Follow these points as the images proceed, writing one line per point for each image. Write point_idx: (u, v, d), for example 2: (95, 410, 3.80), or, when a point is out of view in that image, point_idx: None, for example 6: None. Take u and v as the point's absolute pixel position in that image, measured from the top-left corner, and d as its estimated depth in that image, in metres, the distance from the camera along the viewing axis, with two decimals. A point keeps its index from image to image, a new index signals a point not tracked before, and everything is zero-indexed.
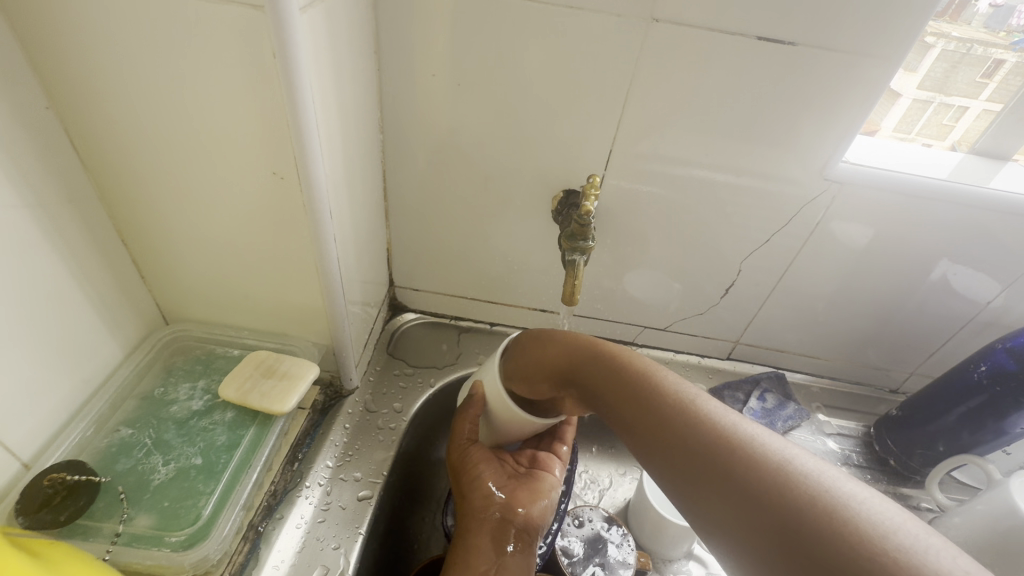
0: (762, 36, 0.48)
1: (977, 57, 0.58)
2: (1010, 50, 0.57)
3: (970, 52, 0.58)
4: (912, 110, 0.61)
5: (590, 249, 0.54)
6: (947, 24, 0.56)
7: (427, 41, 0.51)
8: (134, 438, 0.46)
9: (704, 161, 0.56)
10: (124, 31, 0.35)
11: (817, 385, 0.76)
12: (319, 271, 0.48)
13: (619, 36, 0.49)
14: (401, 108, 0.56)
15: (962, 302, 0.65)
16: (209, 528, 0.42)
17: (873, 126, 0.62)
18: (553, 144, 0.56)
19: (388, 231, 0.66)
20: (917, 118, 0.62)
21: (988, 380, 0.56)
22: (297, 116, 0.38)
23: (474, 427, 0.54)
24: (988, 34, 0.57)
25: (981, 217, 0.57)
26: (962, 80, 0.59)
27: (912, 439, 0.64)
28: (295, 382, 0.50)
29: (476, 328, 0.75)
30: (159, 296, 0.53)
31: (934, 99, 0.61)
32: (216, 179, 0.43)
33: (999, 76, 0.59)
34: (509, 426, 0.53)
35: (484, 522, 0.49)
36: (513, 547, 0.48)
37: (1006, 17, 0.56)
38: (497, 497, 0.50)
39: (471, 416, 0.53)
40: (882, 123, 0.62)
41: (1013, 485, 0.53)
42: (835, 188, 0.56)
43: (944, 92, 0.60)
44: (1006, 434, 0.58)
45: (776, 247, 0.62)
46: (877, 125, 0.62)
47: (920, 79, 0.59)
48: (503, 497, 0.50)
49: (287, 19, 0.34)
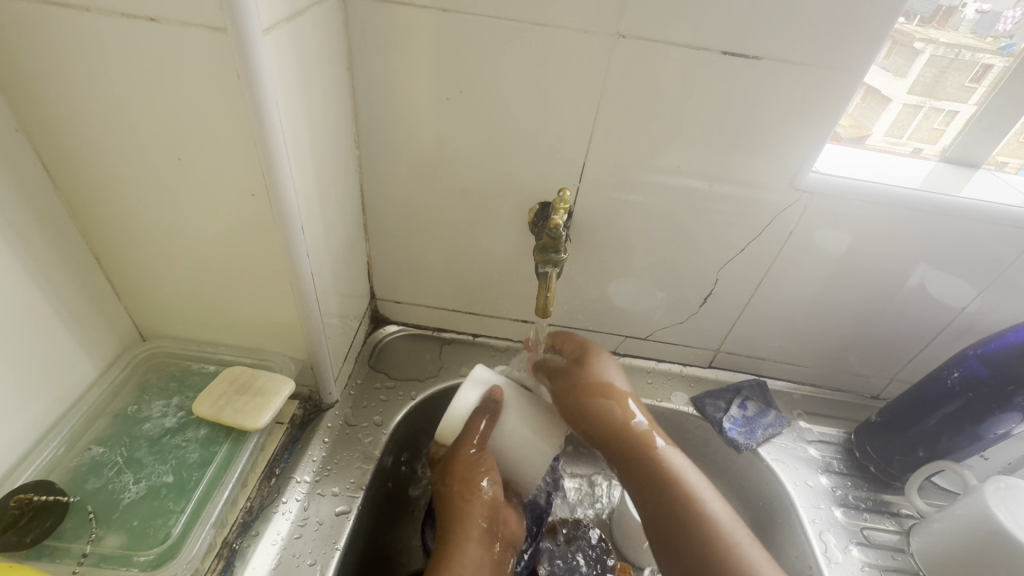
0: (728, 51, 0.49)
1: (965, 63, 0.58)
2: (998, 55, 0.57)
3: (958, 57, 0.58)
4: (901, 116, 0.62)
5: (563, 262, 0.54)
6: (935, 31, 0.57)
7: (400, 57, 0.52)
8: (105, 457, 0.46)
9: (678, 170, 0.57)
10: (90, 55, 0.36)
11: (798, 393, 0.76)
12: (293, 287, 0.49)
13: (588, 50, 0.50)
14: (376, 123, 0.57)
15: (939, 308, 0.65)
16: (178, 547, 0.42)
17: (864, 130, 0.63)
18: (528, 157, 0.57)
19: (367, 244, 0.66)
20: (909, 122, 0.62)
21: (962, 387, 0.57)
22: (263, 135, 0.39)
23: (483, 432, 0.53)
24: (975, 39, 0.57)
25: (951, 225, 0.58)
26: (951, 86, 0.60)
27: (891, 445, 0.64)
28: (269, 398, 0.50)
29: (459, 339, 0.75)
30: (135, 313, 0.53)
31: (924, 103, 0.61)
32: (187, 197, 0.44)
33: (988, 81, 0.59)
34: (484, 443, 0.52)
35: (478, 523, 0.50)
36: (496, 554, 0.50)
37: (993, 23, 0.56)
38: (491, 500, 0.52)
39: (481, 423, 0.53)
40: (873, 128, 0.63)
41: (987, 490, 0.53)
42: (806, 198, 0.57)
43: (934, 96, 0.61)
44: (981, 440, 0.58)
45: (752, 255, 0.63)
46: (868, 130, 0.63)
47: (910, 84, 0.60)
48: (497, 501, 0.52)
49: (250, 42, 0.34)
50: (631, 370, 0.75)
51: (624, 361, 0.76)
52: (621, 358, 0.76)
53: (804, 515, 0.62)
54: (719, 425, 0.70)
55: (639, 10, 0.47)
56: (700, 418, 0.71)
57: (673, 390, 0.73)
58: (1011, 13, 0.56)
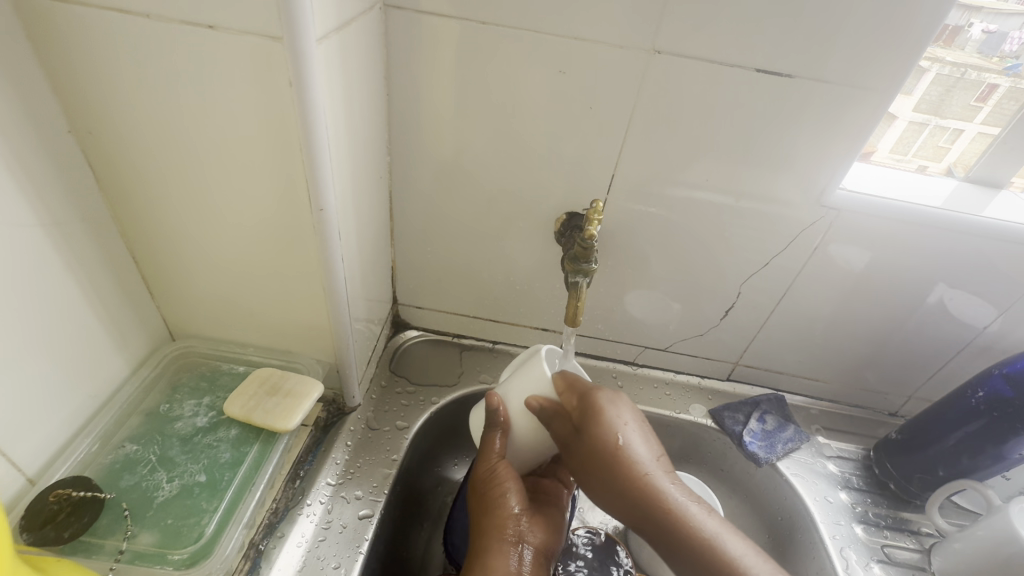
0: (762, 68, 0.49)
1: (972, 82, 0.59)
2: (1004, 75, 0.58)
3: (964, 76, 0.59)
4: (907, 133, 0.63)
5: (592, 272, 0.54)
6: (941, 50, 0.57)
7: (436, 68, 0.53)
8: (138, 454, 0.46)
9: (705, 184, 0.57)
10: (149, 61, 0.37)
11: (816, 408, 0.76)
12: (326, 290, 0.49)
13: (622, 65, 0.50)
14: (408, 131, 0.57)
15: (961, 327, 0.66)
16: (211, 546, 0.42)
17: (870, 147, 0.63)
18: (558, 166, 0.58)
19: (393, 250, 0.67)
20: (914, 140, 0.63)
21: (986, 406, 0.57)
22: (311, 142, 0.39)
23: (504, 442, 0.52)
24: (982, 59, 0.58)
25: (976, 245, 0.58)
26: (957, 104, 0.60)
27: (912, 463, 0.64)
28: (299, 400, 0.51)
29: (478, 346, 0.75)
30: (167, 313, 0.53)
31: (929, 121, 0.62)
32: (229, 201, 0.44)
33: (994, 100, 0.59)
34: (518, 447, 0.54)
35: (503, 541, 0.47)
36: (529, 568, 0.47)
37: (999, 43, 0.57)
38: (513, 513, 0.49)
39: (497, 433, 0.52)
40: (878, 145, 0.63)
41: (1011, 511, 0.53)
42: (833, 214, 0.58)
43: (939, 114, 0.61)
44: (1004, 460, 0.58)
45: (776, 269, 0.63)
46: (874, 146, 0.63)
47: (916, 102, 0.60)
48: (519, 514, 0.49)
49: (305, 51, 0.35)
50: (650, 381, 0.75)
51: (642, 371, 0.76)
52: (640, 369, 0.76)
53: (824, 531, 0.62)
54: (737, 438, 0.70)
55: (674, 27, 0.48)
56: (719, 431, 0.71)
57: (691, 402, 0.74)
58: (1016, 35, 0.57)
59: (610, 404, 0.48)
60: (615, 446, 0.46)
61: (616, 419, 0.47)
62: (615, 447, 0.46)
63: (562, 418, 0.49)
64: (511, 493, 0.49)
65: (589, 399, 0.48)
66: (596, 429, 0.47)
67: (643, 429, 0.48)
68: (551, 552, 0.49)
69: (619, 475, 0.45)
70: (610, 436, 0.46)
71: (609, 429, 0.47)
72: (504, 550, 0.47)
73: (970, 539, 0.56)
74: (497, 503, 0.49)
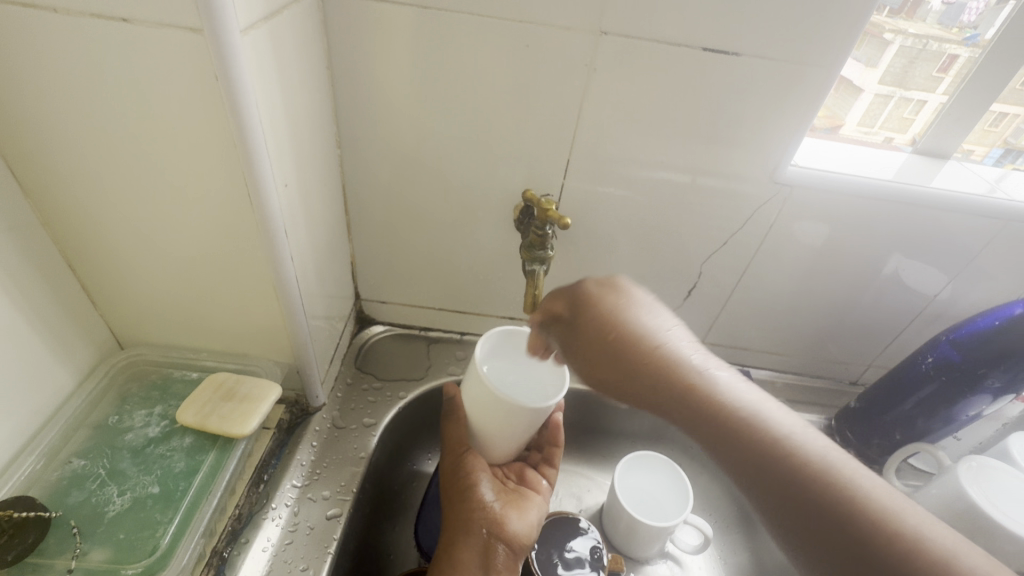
0: (708, 46, 0.49)
1: (934, 53, 0.61)
2: (964, 45, 0.60)
3: (926, 48, 0.61)
4: (874, 105, 0.64)
5: (549, 258, 0.54)
6: (903, 22, 0.59)
7: (381, 56, 0.51)
8: (86, 469, 0.45)
9: (662, 166, 0.57)
10: (61, 60, 0.35)
11: (780, 380, 0.78)
12: (277, 289, 0.48)
13: (571, 47, 0.50)
14: (357, 122, 0.56)
15: (913, 296, 0.67)
16: (167, 558, 0.41)
17: (837, 121, 0.65)
18: (512, 154, 0.57)
19: (352, 244, 0.66)
20: (880, 111, 0.65)
21: (936, 371, 0.58)
22: (244, 138, 0.38)
23: (466, 433, 0.54)
24: (941, 30, 0.60)
25: (926, 215, 0.60)
26: (920, 75, 0.62)
27: (870, 429, 0.65)
28: (255, 404, 0.50)
29: (445, 338, 0.75)
30: (113, 321, 0.51)
31: (894, 93, 0.64)
32: (165, 200, 0.42)
33: (954, 70, 0.61)
34: (494, 443, 0.53)
35: (472, 537, 0.49)
36: (500, 563, 0.48)
37: (958, 14, 0.59)
38: (482, 508, 0.51)
39: (459, 423, 0.54)
40: (846, 117, 0.65)
41: (961, 470, 0.54)
42: (786, 190, 0.58)
43: (903, 86, 0.63)
44: (954, 422, 0.60)
45: (735, 248, 0.64)
46: (840, 120, 0.65)
47: (881, 74, 0.62)
48: (488, 508, 0.51)
49: (229, 43, 0.34)
50: None
51: None
52: None
53: None
54: None
55: (620, 8, 0.47)
56: None
57: None
58: (975, 5, 0.58)
59: (600, 293, 0.49)
60: (614, 342, 0.46)
61: (613, 304, 0.48)
62: (615, 343, 0.46)
63: (551, 310, 0.50)
64: (483, 485, 0.52)
65: (579, 293, 0.49)
66: (591, 312, 0.48)
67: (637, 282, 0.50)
68: (526, 545, 0.51)
69: (627, 387, 0.45)
70: (602, 340, 0.46)
71: (601, 325, 0.47)
72: (473, 544, 0.49)
73: (921, 498, 0.57)
74: (469, 495, 0.51)
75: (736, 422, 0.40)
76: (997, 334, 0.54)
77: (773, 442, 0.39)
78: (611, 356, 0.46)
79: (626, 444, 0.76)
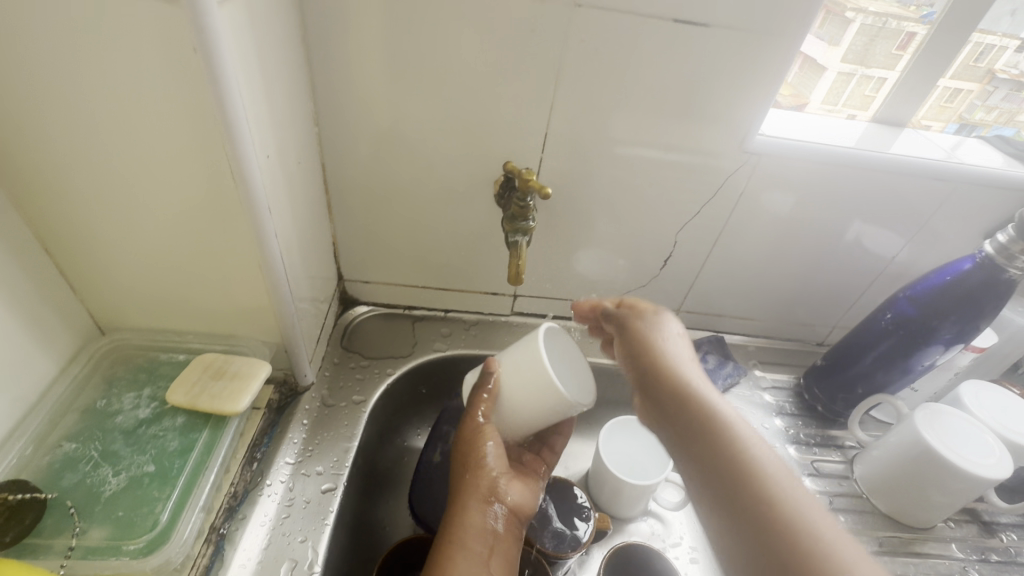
0: (678, 18, 0.50)
1: (893, 31, 0.63)
2: (921, 23, 0.62)
3: (886, 26, 0.63)
4: (837, 83, 0.67)
5: (530, 230, 0.56)
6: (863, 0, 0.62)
7: (357, 31, 0.51)
8: (78, 452, 0.45)
9: (637, 138, 0.59)
10: (29, 35, 0.34)
11: (752, 345, 0.81)
12: (263, 268, 0.48)
13: (546, 21, 0.50)
14: (334, 99, 0.55)
15: (875, 258, 0.71)
16: (168, 532, 0.42)
17: (802, 99, 0.68)
18: (491, 130, 0.58)
19: (332, 224, 0.66)
20: (843, 89, 0.67)
21: (893, 327, 0.62)
22: (226, 114, 0.38)
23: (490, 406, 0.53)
24: (901, 9, 0.62)
25: (885, 180, 0.63)
26: (880, 53, 0.65)
27: (835, 385, 0.69)
28: (246, 382, 0.50)
29: (430, 316, 0.76)
30: (94, 306, 0.51)
31: (857, 71, 0.66)
32: (145, 180, 0.42)
33: (912, 49, 0.63)
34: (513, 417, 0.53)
35: (479, 503, 0.50)
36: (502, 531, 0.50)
37: None
38: (492, 477, 0.51)
39: (485, 398, 0.53)
40: (811, 96, 0.68)
41: (918, 415, 0.58)
42: (754, 159, 0.61)
43: (865, 64, 0.66)
44: (911, 372, 0.64)
45: (708, 217, 0.66)
46: (806, 98, 0.67)
47: (843, 53, 0.65)
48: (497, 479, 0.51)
49: (206, 14, 0.33)
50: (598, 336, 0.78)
51: None
52: None
53: None
54: None
55: None
56: None
57: None
58: None
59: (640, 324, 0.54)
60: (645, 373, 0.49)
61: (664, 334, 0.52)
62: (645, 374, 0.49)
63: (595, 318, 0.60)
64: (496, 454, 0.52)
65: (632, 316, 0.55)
66: (637, 342, 0.53)
67: (680, 344, 0.52)
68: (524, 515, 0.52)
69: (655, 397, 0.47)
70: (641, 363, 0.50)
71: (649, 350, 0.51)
72: (477, 510, 0.50)
73: (883, 445, 0.61)
74: (481, 465, 0.51)
75: (733, 461, 0.39)
76: (949, 290, 0.58)
77: (750, 489, 0.37)
78: (647, 360, 0.50)
79: (608, 412, 0.79)
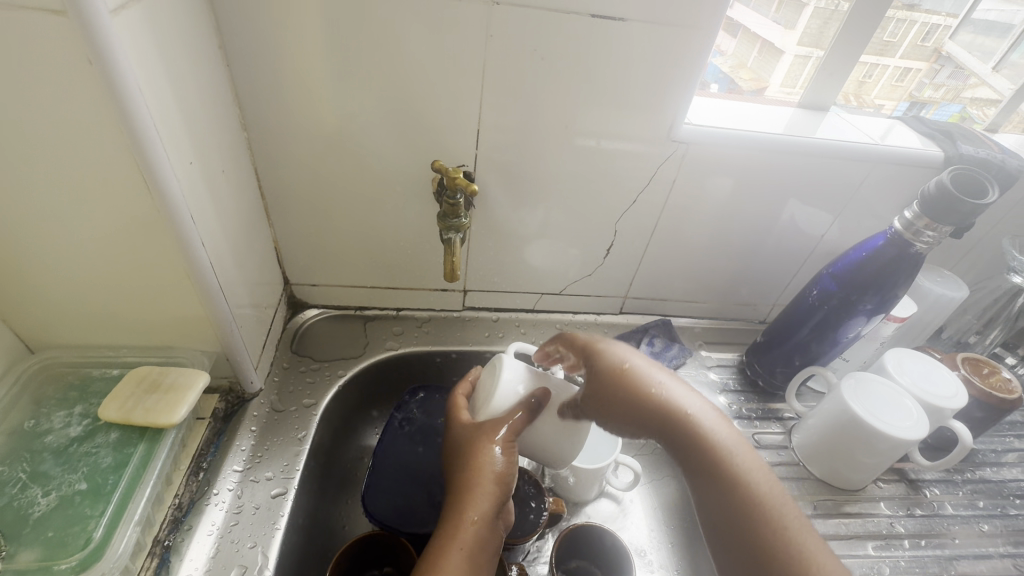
0: (596, 13, 0.52)
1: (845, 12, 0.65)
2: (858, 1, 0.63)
3: (839, 8, 0.65)
4: (794, 66, 0.71)
5: (464, 227, 0.57)
6: None
7: (276, 33, 0.50)
8: (5, 475, 0.44)
9: (569, 130, 0.60)
10: None
11: (699, 326, 0.84)
12: (192, 277, 0.47)
13: (467, 18, 0.51)
14: (261, 103, 0.55)
15: (808, 237, 0.75)
16: (103, 548, 0.42)
17: (763, 83, 0.72)
18: (423, 128, 0.58)
19: (272, 229, 0.65)
20: (800, 72, 0.71)
21: (820, 301, 0.65)
22: (131, 123, 0.37)
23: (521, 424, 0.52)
24: None
25: (809, 163, 0.66)
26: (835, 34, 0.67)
27: (774, 359, 0.72)
28: (182, 393, 0.50)
29: (382, 315, 0.76)
30: (17, 325, 0.49)
31: (812, 54, 0.69)
32: (55, 194, 0.41)
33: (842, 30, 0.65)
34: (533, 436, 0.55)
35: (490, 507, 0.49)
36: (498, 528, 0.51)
37: None
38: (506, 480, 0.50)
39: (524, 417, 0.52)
40: (770, 79, 0.72)
41: (844, 384, 0.61)
42: (683, 147, 0.63)
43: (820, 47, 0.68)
44: (840, 343, 0.68)
45: (644, 204, 0.68)
46: (765, 82, 0.72)
47: (799, 36, 0.68)
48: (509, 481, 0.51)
49: (94, 23, 0.33)
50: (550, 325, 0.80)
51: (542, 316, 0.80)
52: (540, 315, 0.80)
53: None
54: None
55: None
56: None
57: None
58: None
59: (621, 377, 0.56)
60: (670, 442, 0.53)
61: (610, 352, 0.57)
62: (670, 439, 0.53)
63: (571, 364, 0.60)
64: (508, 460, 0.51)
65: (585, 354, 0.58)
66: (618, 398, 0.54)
67: (676, 393, 0.55)
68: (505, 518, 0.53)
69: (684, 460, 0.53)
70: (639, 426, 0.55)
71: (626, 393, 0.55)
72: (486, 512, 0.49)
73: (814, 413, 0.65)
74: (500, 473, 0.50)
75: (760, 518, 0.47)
76: (866, 264, 0.61)
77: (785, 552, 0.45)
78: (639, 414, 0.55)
79: None
